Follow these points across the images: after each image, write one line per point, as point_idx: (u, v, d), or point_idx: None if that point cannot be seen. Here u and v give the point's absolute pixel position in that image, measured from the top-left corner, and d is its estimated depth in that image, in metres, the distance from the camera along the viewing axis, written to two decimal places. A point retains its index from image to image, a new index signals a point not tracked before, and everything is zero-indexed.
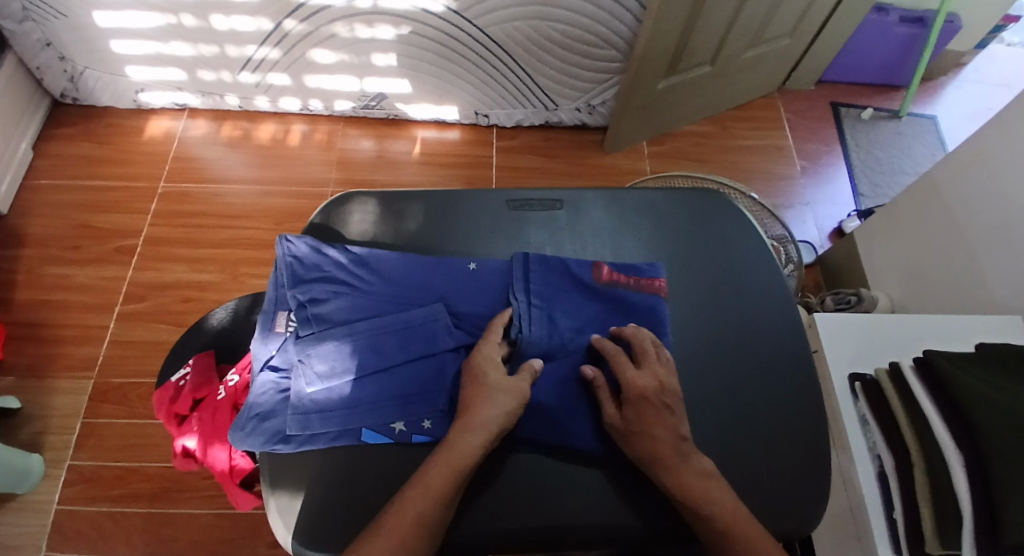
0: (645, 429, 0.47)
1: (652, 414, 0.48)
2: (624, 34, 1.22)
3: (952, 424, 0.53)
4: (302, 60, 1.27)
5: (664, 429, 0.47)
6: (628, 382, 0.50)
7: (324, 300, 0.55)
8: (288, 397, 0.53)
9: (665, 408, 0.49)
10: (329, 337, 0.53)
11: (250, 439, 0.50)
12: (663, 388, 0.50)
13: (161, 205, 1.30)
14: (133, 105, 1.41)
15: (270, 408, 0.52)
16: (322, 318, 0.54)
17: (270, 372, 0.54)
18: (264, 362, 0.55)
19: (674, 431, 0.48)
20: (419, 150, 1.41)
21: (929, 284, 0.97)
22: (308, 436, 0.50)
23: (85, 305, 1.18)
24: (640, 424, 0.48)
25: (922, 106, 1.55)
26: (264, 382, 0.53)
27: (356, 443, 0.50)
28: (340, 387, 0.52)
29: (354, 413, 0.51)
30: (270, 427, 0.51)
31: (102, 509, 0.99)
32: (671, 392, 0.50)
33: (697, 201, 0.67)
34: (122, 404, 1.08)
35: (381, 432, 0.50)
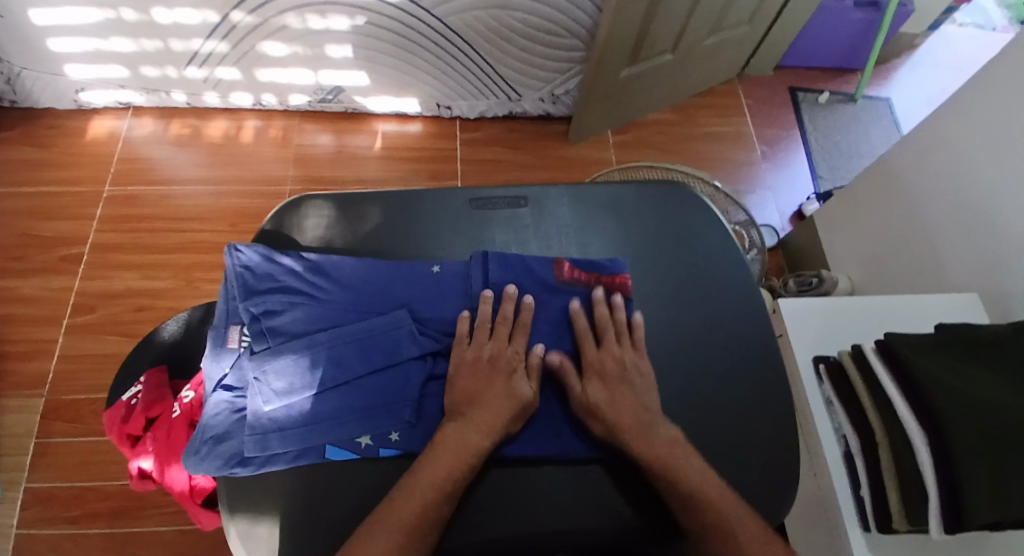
0: (611, 400, 0.51)
1: (614, 390, 0.51)
2: (586, 22, 1.20)
3: (916, 408, 0.55)
4: (252, 52, 1.22)
5: (627, 403, 0.51)
6: (590, 363, 0.53)
7: (279, 312, 0.52)
8: (244, 417, 0.50)
9: (627, 384, 0.52)
10: (287, 350, 0.51)
11: (206, 464, 0.48)
12: (624, 367, 0.53)
13: (108, 210, 1.23)
14: (74, 105, 1.33)
15: (225, 429, 0.49)
16: (278, 331, 0.52)
17: (223, 391, 0.51)
18: (216, 380, 0.52)
19: (636, 403, 0.51)
20: (381, 144, 1.37)
21: (888, 265, 1.00)
22: (268, 457, 0.48)
23: (31, 319, 1.11)
24: (607, 399, 0.51)
25: (876, 89, 1.58)
26: (217, 402, 0.51)
27: (320, 461, 0.48)
28: (299, 403, 0.49)
29: (316, 430, 0.48)
30: (226, 450, 0.48)
31: (61, 531, 0.94)
32: (632, 369, 0.53)
33: (659, 195, 0.66)
34: (76, 421, 1.03)
35: (344, 447, 0.48)
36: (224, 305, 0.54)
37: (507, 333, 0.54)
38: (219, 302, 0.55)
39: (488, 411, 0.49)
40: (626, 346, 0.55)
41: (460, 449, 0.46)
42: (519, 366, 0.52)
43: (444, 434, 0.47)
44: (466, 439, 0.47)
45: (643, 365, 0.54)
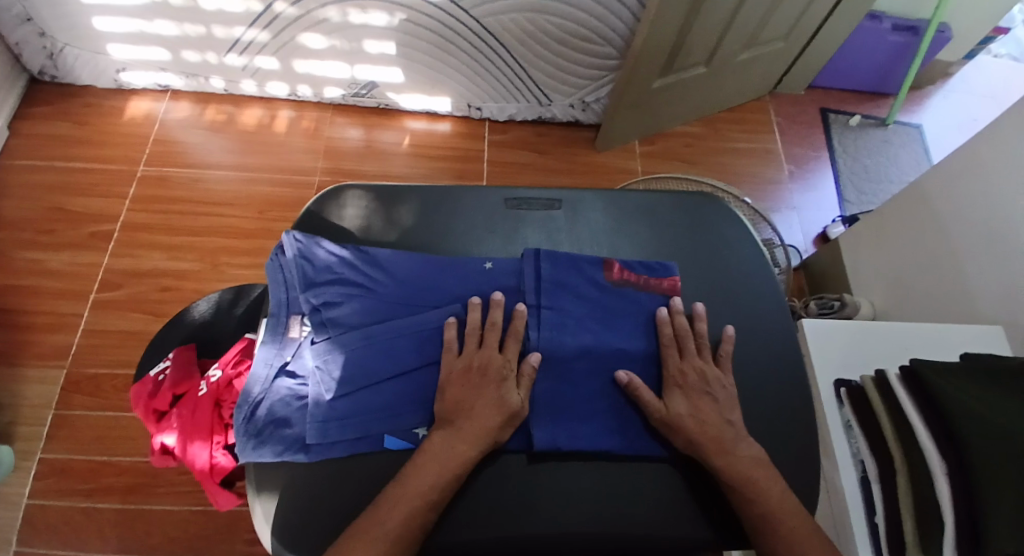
0: (694, 413, 0.50)
1: (697, 401, 0.50)
2: (622, 31, 1.21)
3: (938, 436, 0.54)
4: (290, 43, 1.24)
5: (709, 412, 0.50)
6: (672, 372, 0.52)
7: (337, 304, 0.54)
8: (305, 405, 0.51)
9: (709, 400, 0.51)
10: (347, 340, 0.52)
11: (268, 449, 0.48)
12: (706, 379, 0.52)
13: (140, 190, 1.26)
14: (114, 85, 1.36)
15: (286, 416, 0.50)
16: (337, 322, 0.53)
17: (285, 378, 0.52)
18: (277, 368, 0.53)
19: (720, 417, 0.50)
20: (409, 141, 1.38)
21: (912, 291, 0.98)
22: (329, 444, 0.49)
23: (59, 291, 1.14)
24: (690, 412, 0.50)
25: (909, 115, 1.57)
26: (279, 389, 0.51)
27: (378, 449, 0.49)
28: (357, 392, 0.50)
29: (374, 419, 0.49)
30: (289, 436, 0.49)
31: (74, 503, 0.96)
32: (714, 382, 0.52)
33: (691, 204, 0.66)
34: (97, 395, 1.04)
35: (402, 437, 0.49)
36: (283, 294, 0.55)
37: (496, 341, 0.52)
38: (274, 290, 0.55)
39: (475, 422, 0.47)
40: (709, 360, 0.54)
41: (449, 459, 0.46)
42: (511, 375, 0.50)
43: (433, 444, 0.46)
44: (457, 447, 0.46)
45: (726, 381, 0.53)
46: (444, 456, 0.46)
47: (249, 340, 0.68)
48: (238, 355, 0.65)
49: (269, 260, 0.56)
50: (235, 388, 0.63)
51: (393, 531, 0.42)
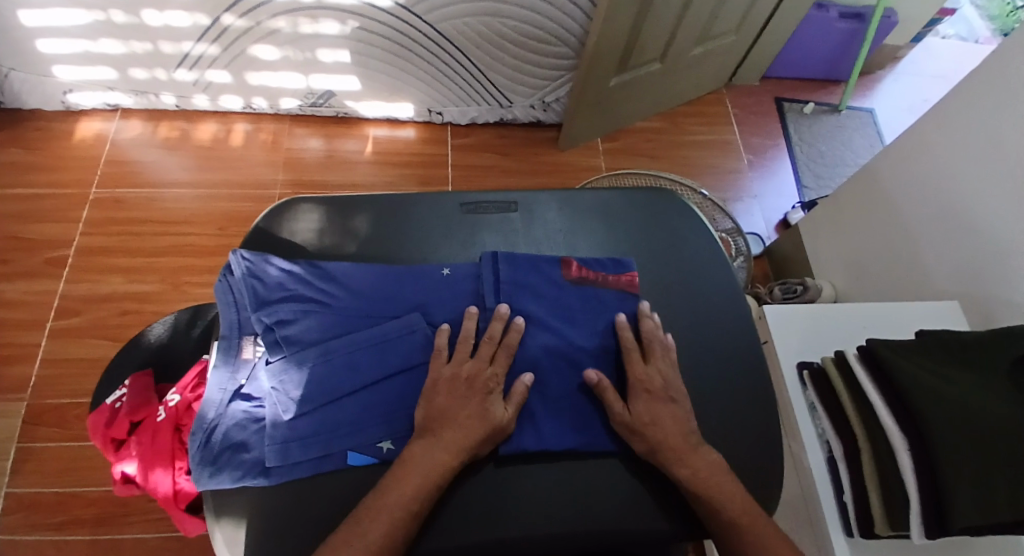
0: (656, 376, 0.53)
1: (658, 410, 0.51)
2: (577, 30, 1.22)
3: (896, 411, 0.56)
4: (243, 55, 1.21)
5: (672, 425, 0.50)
6: (637, 377, 0.52)
7: (292, 321, 0.52)
8: (263, 427, 0.50)
9: (670, 400, 0.52)
10: (303, 358, 0.51)
11: (224, 476, 0.47)
12: (669, 384, 0.53)
13: (95, 213, 1.22)
14: (61, 107, 1.32)
15: (244, 439, 0.49)
16: (292, 340, 0.52)
17: (241, 401, 0.51)
18: (233, 391, 0.52)
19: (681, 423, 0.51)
20: (372, 149, 1.37)
21: (871, 270, 1.01)
22: (290, 466, 0.48)
23: (13, 322, 1.09)
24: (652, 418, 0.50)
25: (860, 100, 1.62)
26: (234, 413, 0.51)
27: (342, 467, 0.49)
28: (316, 410, 0.49)
29: (335, 435, 0.49)
30: (247, 460, 0.48)
31: (40, 539, 0.92)
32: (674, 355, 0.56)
33: (645, 200, 0.67)
34: (59, 426, 1.01)
35: (366, 452, 0.49)
36: (235, 315, 0.54)
37: (489, 352, 0.52)
38: (226, 311, 0.54)
39: (458, 433, 0.47)
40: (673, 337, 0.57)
41: (430, 469, 0.46)
42: (496, 390, 0.50)
43: (412, 452, 0.47)
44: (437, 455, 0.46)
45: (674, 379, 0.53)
46: (425, 465, 0.46)
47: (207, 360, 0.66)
48: (197, 378, 0.64)
49: (219, 282, 0.55)
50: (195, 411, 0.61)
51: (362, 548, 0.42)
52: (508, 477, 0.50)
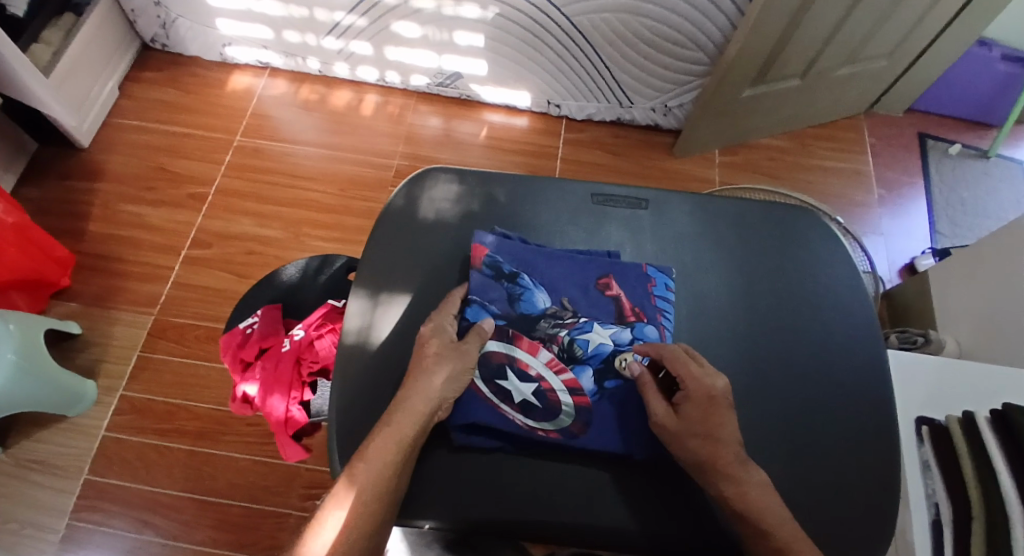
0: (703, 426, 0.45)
1: (714, 419, 0.45)
2: (715, 37, 1.18)
3: (1021, 481, 0.50)
4: (386, 30, 1.29)
5: (727, 433, 0.45)
6: (689, 384, 0.47)
7: (537, 308, 0.54)
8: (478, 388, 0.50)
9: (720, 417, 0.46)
10: (538, 337, 0.53)
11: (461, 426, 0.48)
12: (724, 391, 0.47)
13: (235, 158, 1.34)
14: (219, 58, 1.46)
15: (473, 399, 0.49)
16: (532, 326, 0.53)
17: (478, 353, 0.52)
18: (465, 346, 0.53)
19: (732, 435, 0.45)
20: (487, 133, 1.41)
21: (1003, 334, 0.90)
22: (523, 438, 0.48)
23: (153, 244, 1.23)
24: (705, 433, 0.45)
25: (1019, 147, 1.45)
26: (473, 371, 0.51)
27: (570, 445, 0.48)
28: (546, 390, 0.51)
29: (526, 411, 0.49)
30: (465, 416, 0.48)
31: (148, 440, 1.04)
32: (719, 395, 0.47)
33: (785, 217, 0.63)
34: (180, 343, 1.13)
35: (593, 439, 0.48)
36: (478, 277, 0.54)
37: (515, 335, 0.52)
38: (370, 255, 0.58)
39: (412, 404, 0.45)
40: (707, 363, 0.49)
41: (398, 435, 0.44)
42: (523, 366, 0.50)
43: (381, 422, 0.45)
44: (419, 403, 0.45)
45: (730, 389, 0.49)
46: (379, 445, 0.43)
47: (332, 306, 0.72)
48: (321, 318, 0.70)
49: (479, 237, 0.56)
50: (317, 348, 0.68)
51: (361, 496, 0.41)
52: (610, 467, 0.49)
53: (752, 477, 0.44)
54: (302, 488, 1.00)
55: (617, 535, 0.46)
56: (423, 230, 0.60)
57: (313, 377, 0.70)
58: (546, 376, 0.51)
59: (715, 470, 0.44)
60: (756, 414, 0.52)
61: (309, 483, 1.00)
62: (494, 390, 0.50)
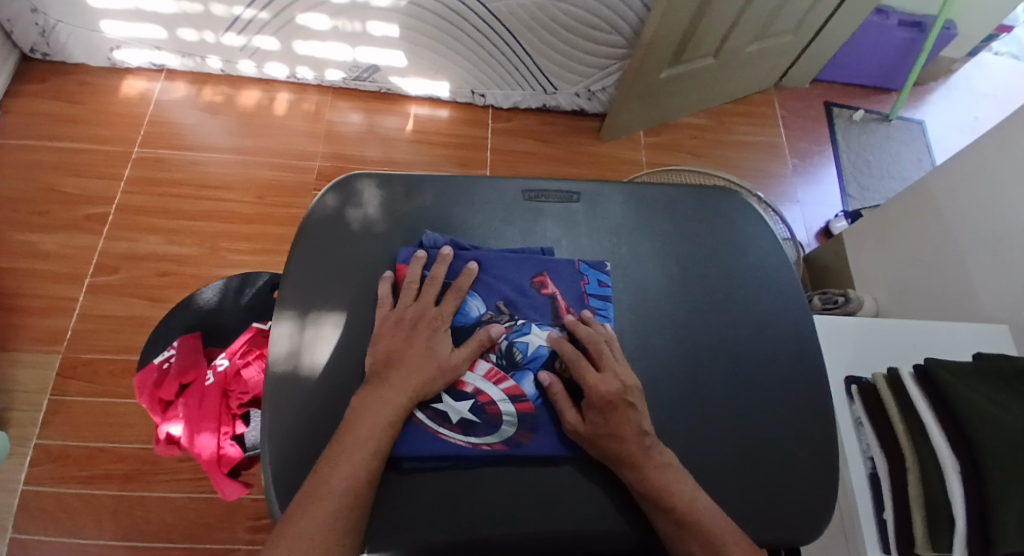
0: (612, 432, 0.45)
1: (617, 417, 0.45)
2: (632, 19, 1.19)
3: (951, 434, 0.54)
4: (293, 23, 1.21)
5: (630, 427, 0.45)
6: (590, 387, 0.47)
7: (471, 317, 0.53)
8: (417, 423, 0.47)
9: (627, 406, 0.46)
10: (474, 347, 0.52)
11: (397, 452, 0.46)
12: (626, 387, 0.48)
13: (137, 172, 1.23)
14: (107, 63, 1.32)
15: (410, 432, 0.47)
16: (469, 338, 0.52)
17: None
18: None
19: (636, 426, 0.46)
20: (413, 127, 1.36)
21: (914, 286, 0.98)
22: (466, 456, 0.47)
23: (53, 274, 1.11)
24: (609, 428, 0.45)
25: (911, 110, 1.57)
26: None
27: (515, 453, 0.47)
28: (489, 409, 0.49)
29: (470, 430, 0.48)
30: (406, 450, 0.46)
31: (70, 490, 0.94)
32: (632, 390, 0.48)
33: (712, 201, 0.65)
34: (93, 381, 1.02)
35: (538, 443, 0.48)
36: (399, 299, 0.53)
37: (434, 295, 0.52)
38: (294, 276, 0.54)
39: (405, 372, 0.47)
40: (622, 365, 0.50)
41: (355, 445, 0.43)
42: (443, 327, 0.50)
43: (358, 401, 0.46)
44: (375, 411, 0.45)
45: (641, 383, 0.49)
46: (344, 455, 0.42)
47: (256, 330, 0.70)
48: (246, 345, 0.68)
49: (404, 250, 0.55)
50: (245, 378, 0.65)
51: (338, 491, 0.41)
52: (556, 472, 0.47)
53: (653, 460, 0.45)
54: (250, 519, 0.94)
55: (589, 534, 0.45)
56: (348, 243, 0.56)
57: (245, 408, 0.67)
58: (484, 388, 0.50)
59: (621, 461, 0.45)
60: (705, 393, 0.53)
61: (257, 514, 0.95)
62: (434, 416, 0.48)
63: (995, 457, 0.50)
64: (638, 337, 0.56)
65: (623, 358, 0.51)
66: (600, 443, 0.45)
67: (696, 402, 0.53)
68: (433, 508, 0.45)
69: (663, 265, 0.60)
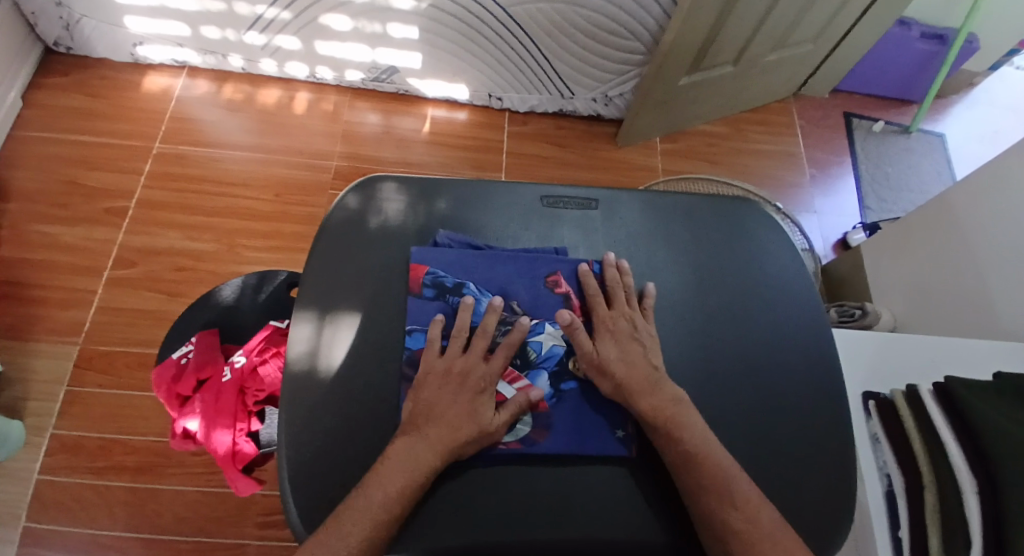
0: (623, 358, 0.50)
1: (626, 345, 0.51)
2: (651, 26, 1.19)
3: (969, 451, 0.53)
4: (314, 24, 1.22)
5: (636, 356, 0.50)
6: (600, 319, 0.53)
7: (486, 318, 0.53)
8: None
9: (636, 339, 0.52)
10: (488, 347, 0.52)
11: None
12: (634, 324, 0.53)
13: (157, 167, 1.24)
14: (130, 59, 1.34)
15: None
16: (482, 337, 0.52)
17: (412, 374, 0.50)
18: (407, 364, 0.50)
19: (644, 359, 0.51)
20: (429, 129, 1.36)
21: (933, 300, 0.97)
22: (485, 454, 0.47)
23: (72, 266, 1.13)
24: (619, 355, 0.50)
25: (932, 122, 1.55)
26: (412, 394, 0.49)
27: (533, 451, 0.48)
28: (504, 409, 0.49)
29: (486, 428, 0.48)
30: None
31: (83, 481, 0.95)
32: (643, 329, 0.53)
33: (732, 211, 0.64)
34: (109, 373, 1.04)
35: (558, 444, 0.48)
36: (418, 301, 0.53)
37: (484, 346, 0.50)
38: (312, 275, 0.54)
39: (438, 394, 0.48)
40: (636, 310, 0.54)
41: None
42: (490, 389, 0.49)
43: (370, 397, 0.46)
44: None
45: (653, 330, 0.54)
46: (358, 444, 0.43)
47: (273, 328, 0.69)
48: (263, 343, 0.67)
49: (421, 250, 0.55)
50: (260, 376, 0.65)
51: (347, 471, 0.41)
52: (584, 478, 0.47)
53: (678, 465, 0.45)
54: (259, 515, 0.95)
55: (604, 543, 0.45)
56: (367, 242, 0.57)
57: (260, 405, 0.67)
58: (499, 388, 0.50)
59: (631, 391, 0.48)
60: (721, 404, 0.53)
61: (267, 509, 0.96)
62: None
63: (1012, 472, 0.49)
64: None
65: (649, 310, 0.55)
66: (611, 371, 0.49)
67: (714, 416, 0.52)
68: (461, 512, 0.44)
69: (680, 274, 0.60)
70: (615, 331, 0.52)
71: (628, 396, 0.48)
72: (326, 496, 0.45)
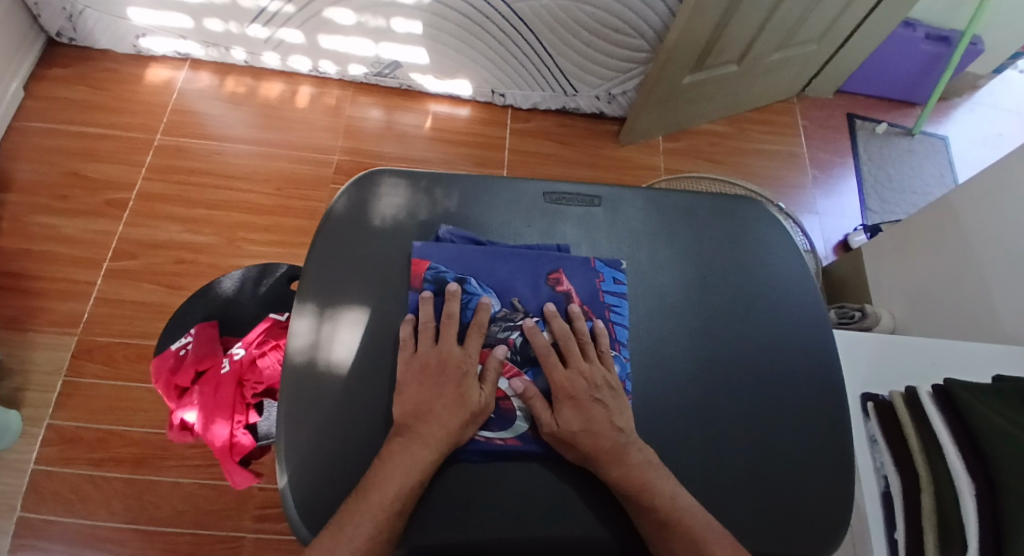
0: (588, 429, 0.46)
1: (589, 411, 0.48)
2: (656, 24, 1.18)
3: (967, 456, 0.53)
4: (318, 17, 1.21)
5: (601, 423, 0.47)
6: (558, 384, 0.49)
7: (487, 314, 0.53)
8: None
9: (596, 401, 0.48)
10: (489, 344, 0.52)
11: None
12: (593, 383, 0.50)
13: (158, 159, 1.24)
14: (132, 51, 1.33)
15: None
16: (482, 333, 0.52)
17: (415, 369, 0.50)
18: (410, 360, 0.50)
19: (609, 422, 0.47)
20: (431, 125, 1.36)
21: (932, 301, 0.97)
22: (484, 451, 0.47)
23: (72, 258, 1.12)
24: (583, 425, 0.47)
25: (935, 125, 1.55)
26: None
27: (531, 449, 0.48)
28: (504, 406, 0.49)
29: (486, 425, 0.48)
30: None
31: (81, 472, 0.95)
32: (602, 386, 0.50)
33: (735, 210, 0.64)
34: (108, 365, 1.04)
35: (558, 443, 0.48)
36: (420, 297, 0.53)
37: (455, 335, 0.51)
38: (312, 268, 0.54)
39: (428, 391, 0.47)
40: (592, 361, 0.51)
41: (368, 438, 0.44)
42: (472, 370, 0.49)
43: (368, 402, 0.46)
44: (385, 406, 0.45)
45: (613, 380, 0.51)
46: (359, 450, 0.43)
47: (273, 320, 0.70)
48: (263, 335, 0.68)
49: (423, 245, 0.55)
50: (259, 367, 0.65)
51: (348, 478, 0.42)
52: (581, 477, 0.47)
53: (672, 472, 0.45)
54: (256, 509, 0.95)
55: (600, 542, 0.45)
56: (367, 238, 0.56)
57: (258, 398, 0.67)
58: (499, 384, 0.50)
59: (601, 458, 0.45)
60: (720, 403, 0.53)
61: (264, 503, 0.95)
62: None
63: (1011, 476, 0.49)
64: (654, 345, 0.55)
65: (608, 355, 0.53)
66: (577, 442, 0.46)
67: (712, 415, 0.52)
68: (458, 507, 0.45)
69: (682, 273, 0.59)
70: (577, 395, 0.49)
71: (599, 467, 0.45)
72: (324, 496, 0.45)
